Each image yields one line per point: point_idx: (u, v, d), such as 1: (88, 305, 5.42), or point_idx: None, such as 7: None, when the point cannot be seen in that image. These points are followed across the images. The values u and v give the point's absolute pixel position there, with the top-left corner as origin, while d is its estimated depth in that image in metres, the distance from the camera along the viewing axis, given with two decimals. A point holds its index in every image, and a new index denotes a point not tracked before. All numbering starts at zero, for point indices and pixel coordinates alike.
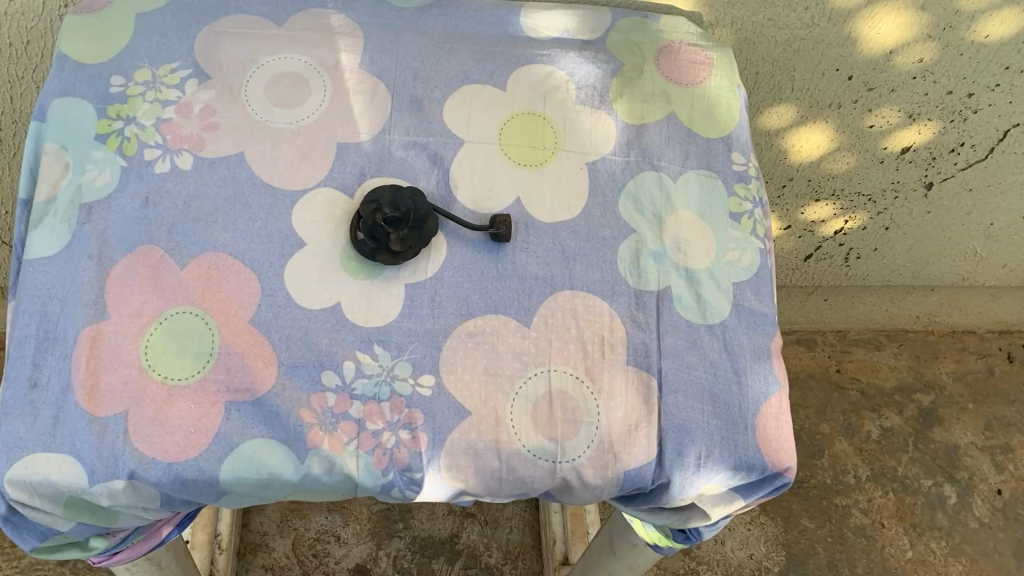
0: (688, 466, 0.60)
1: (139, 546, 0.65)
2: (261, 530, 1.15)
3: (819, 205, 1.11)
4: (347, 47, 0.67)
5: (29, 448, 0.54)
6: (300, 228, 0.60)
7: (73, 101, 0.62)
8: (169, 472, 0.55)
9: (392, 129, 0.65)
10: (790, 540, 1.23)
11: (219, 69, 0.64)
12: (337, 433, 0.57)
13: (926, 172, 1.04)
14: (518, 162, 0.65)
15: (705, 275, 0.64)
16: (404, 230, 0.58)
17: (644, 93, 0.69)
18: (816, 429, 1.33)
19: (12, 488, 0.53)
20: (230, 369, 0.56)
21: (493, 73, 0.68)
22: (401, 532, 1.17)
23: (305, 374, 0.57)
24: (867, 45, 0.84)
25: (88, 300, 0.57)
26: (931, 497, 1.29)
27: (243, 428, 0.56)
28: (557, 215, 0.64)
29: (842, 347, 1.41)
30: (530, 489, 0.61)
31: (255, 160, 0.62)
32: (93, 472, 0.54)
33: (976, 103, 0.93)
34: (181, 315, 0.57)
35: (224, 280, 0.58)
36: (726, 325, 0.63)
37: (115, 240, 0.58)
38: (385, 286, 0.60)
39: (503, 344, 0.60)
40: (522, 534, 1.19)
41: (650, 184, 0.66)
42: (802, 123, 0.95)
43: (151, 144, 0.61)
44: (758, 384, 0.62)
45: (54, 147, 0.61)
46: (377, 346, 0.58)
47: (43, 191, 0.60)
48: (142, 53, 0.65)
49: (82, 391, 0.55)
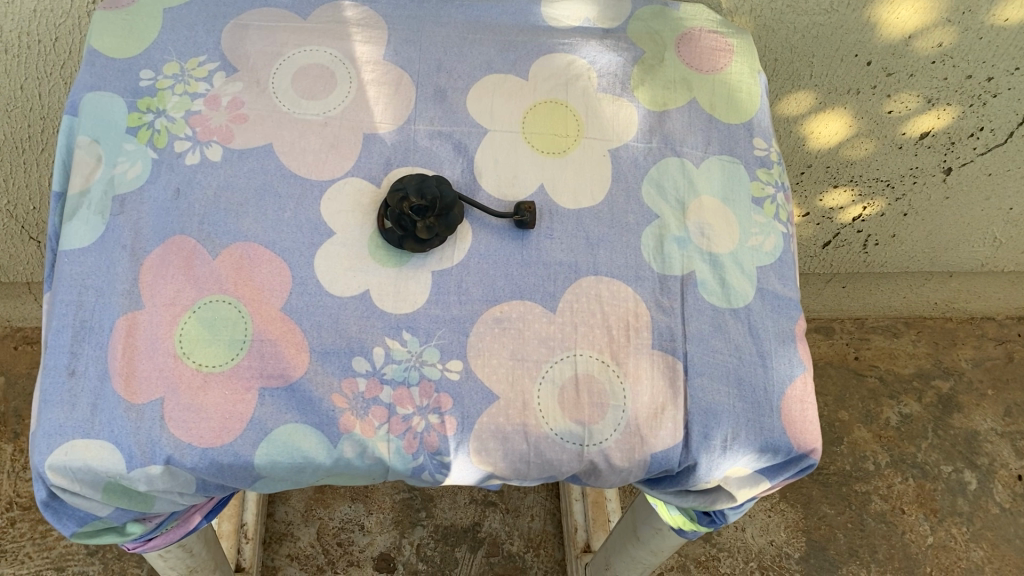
0: (714, 448, 0.61)
1: (173, 532, 0.66)
2: (286, 520, 1.16)
3: (837, 191, 1.11)
4: (371, 38, 0.68)
5: (69, 434, 0.55)
6: (329, 218, 0.61)
7: (105, 96, 0.63)
8: (204, 457, 0.56)
9: (417, 119, 0.66)
10: (810, 527, 1.23)
11: (246, 62, 0.65)
12: (369, 418, 0.58)
13: (945, 157, 1.04)
14: (542, 150, 0.66)
15: (729, 260, 0.64)
16: (430, 218, 0.59)
17: (665, 80, 0.70)
18: (835, 416, 1.33)
19: (53, 474, 0.55)
20: (263, 355, 0.57)
21: (515, 63, 0.68)
22: (424, 521, 1.18)
23: (336, 360, 0.58)
24: (887, 30, 0.84)
25: (123, 289, 0.58)
26: (952, 482, 1.29)
27: (278, 413, 0.57)
28: (581, 202, 0.65)
29: (860, 335, 1.42)
30: (558, 472, 0.61)
31: (284, 151, 0.63)
32: (131, 457, 0.55)
33: (995, 87, 0.93)
34: (214, 304, 0.58)
35: (255, 269, 0.59)
36: (750, 308, 0.64)
37: (148, 231, 0.59)
38: (413, 273, 0.61)
39: (530, 330, 0.60)
40: (544, 522, 1.20)
41: (673, 171, 0.66)
42: (821, 109, 0.95)
43: (181, 136, 0.62)
44: (783, 367, 0.63)
45: (87, 140, 0.62)
46: (406, 333, 0.59)
47: (77, 183, 0.61)
48: (171, 47, 0.66)
49: (119, 378, 0.56)
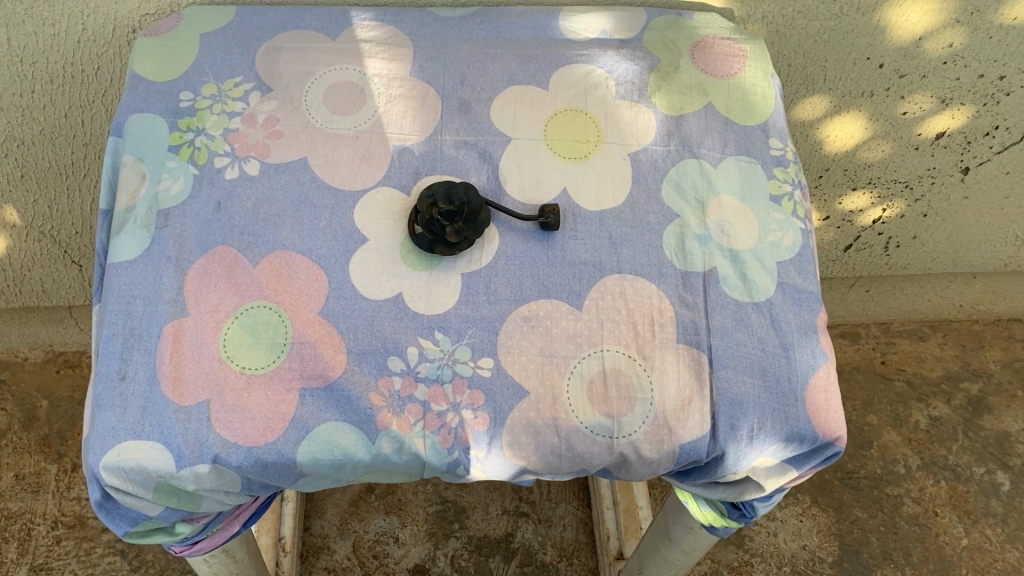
0: (741, 438, 0.62)
1: (218, 535, 0.68)
2: (322, 533, 1.19)
3: (856, 194, 1.13)
4: (397, 56, 0.71)
5: (121, 436, 0.58)
6: (362, 225, 0.64)
7: (147, 117, 0.67)
8: (250, 455, 0.58)
9: (443, 130, 0.68)
10: (843, 530, 1.24)
11: (279, 81, 0.69)
12: (405, 415, 0.60)
13: (962, 157, 1.06)
14: (564, 156, 0.68)
15: (750, 256, 0.66)
16: (459, 223, 0.61)
17: (681, 86, 0.72)
18: (863, 420, 1.33)
19: (108, 474, 0.57)
20: (304, 357, 0.60)
21: (535, 74, 0.71)
22: (458, 532, 1.20)
23: (372, 360, 0.61)
24: (897, 32, 0.86)
25: (170, 298, 0.61)
26: (984, 484, 1.29)
27: (318, 412, 0.60)
28: (603, 204, 0.67)
29: (887, 339, 1.42)
30: (589, 466, 0.63)
31: (318, 163, 0.66)
32: (181, 457, 0.58)
33: (1008, 85, 0.95)
34: (255, 310, 0.61)
35: (293, 276, 0.62)
36: (772, 302, 0.65)
37: (192, 242, 0.62)
38: (443, 275, 0.63)
39: (557, 327, 0.63)
40: (576, 531, 1.21)
41: (692, 172, 0.69)
42: (836, 113, 0.97)
43: (220, 153, 0.65)
44: (806, 357, 0.64)
45: (131, 159, 0.65)
46: (437, 333, 0.62)
47: (123, 200, 0.64)
48: (208, 70, 0.69)
49: (167, 382, 0.59)
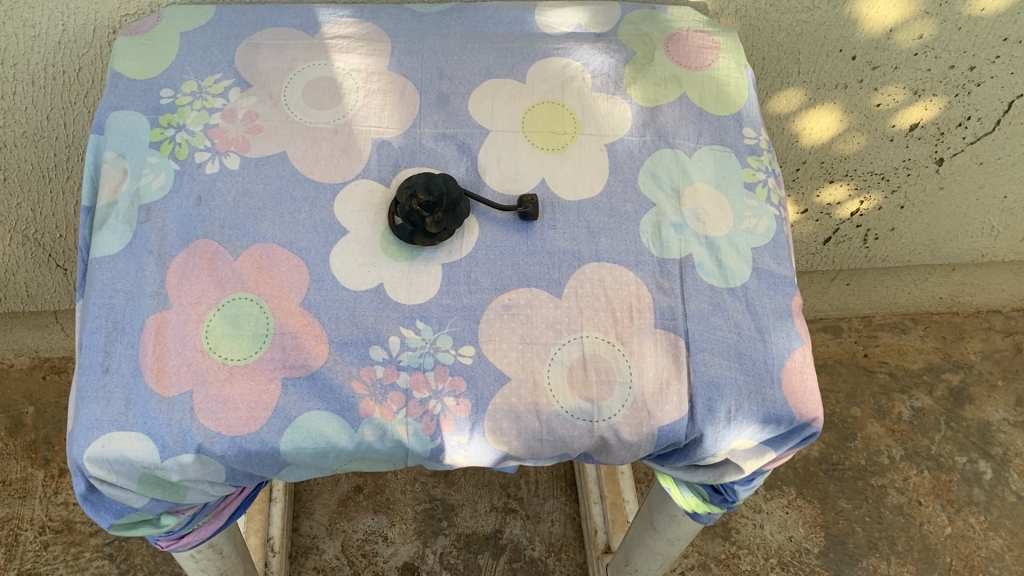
0: (719, 420, 0.63)
1: (204, 529, 0.69)
2: (311, 534, 1.19)
3: (834, 187, 1.14)
4: (375, 51, 0.72)
5: (105, 427, 0.58)
6: (343, 218, 0.65)
7: (129, 113, 0.67)
8: (233, 445, 0.59)
9: (422, 123, 0.69)
10: (829, 521, 1.25)
11: (258, 77, 0.70)
12: (387, 403, 0.61)
13: (936, 148, 1.07)
14: (541, 147, 0.69)
15: (725, 242, 0.67)
16: (438, 214, 0.62)
17: (656, 77, 0.73)
18: (847, 412, 1.35)
19: (92, 466, 0.58)
20: (285, 347, 0.61)
21: (512, 68, 0.72)
22: (446, 530, 1.20)
23: (354, 350, 0.61)
24: (868, 25, 0.87)
25: (152, 291, 0.61)
26: (967, 473, 1.30)
27: (301, 401, 0.60)
28: (581, 193, 0.68)
29: (869, 332, 1.44)
30: (570, 450, 0.64)
31: (297, 158, 0.66)
32: (165, 447, 0.58)
33: (978, 76, 0.96)
34: (237, 302, 0.61)
35: (275, 268, 0.63)
36: (747, 287, 0.66)
37: (173, 236, 0.63)
38: (424, 266, 0.64)
39: (537, 315, 0.64)
40: (564, 527, 1.21)
41: (668, 162, 0.70)
42: (811, 105, 0.98)
43: (200, 148, 0.66)
44: (782, 341, 0.66)
45: (113, 155, 0.66)
46: (419, 322, 0.63)
47: (105, 196, 0.65)
48: (188, 67, 0.70)
49: (150, 373, 0.59)
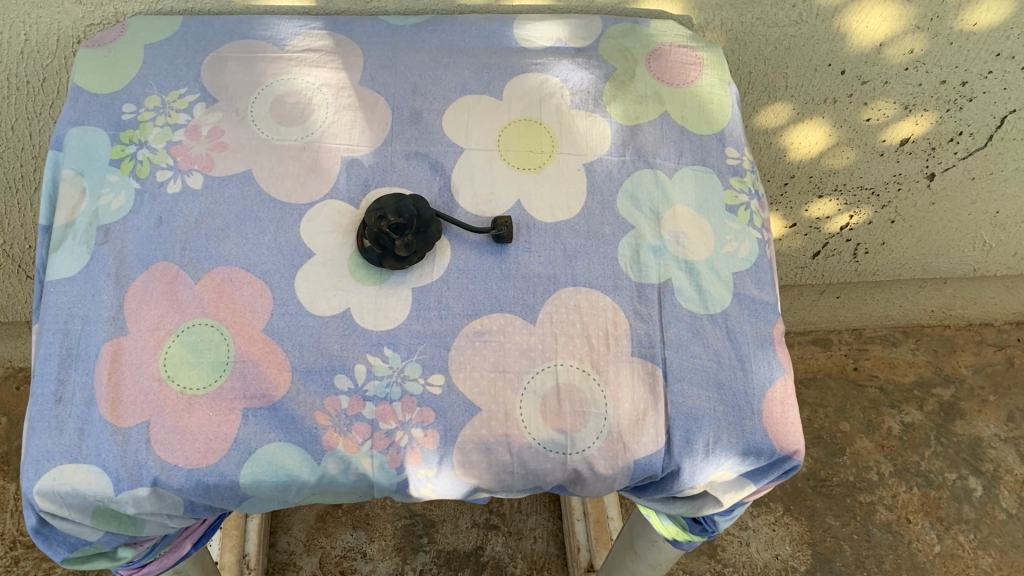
0: (697, 453, 0.61)
1: (166, 559, 0.66)
2: (288, 550, 1.17)
3: (823, 202, 1.12)
4: (347, 65, 0.70)
5: (57, 460, 0.56)
6: (310, 240, 0.63)
7: (89, 129, 0.65)
8: (191, 478, 0.57)
9: (394, 140, 0.67)
10: (816, 539, 1.23)
11: (225, 92, 0.67)
12: (352, 435, 0.59)
13: (927, 163, 1.05)
14: (517, 166, 0.67)
15: (705, 267, 0.65)
16: (408, 236, 0.60)
17: (637, 95, 0.71)
18: (836, 427, 1.33)
19: (42, 500, 0.56)
20: (246, 376, 0.58)
21: (489, 84, 0.70)
22: (426, 546, 1.18)
23: (319, 378, 0.59)
24: (858, 39, 0.85)
25: (109, 316, 0.59)
26: (957, 490, 1.28)
27: (262, 432, 0.58)
28: (558, 215, 0.66)
29: (859, 345, 1.42)
30: (543, 482, 0.62)
31: (263, 177, 0.64)
32: (119, 480, 0.56)
33: (970, 91, 0.94)
34: (197, 328, 0.59)
35: (237, 292, 0.60)
36: (728, 313, 0.64)
37: (132, 258, 0.61)
38: (393, 290, 0.62)
39: (510, 341, 0.61)
40: (547, 544, 1.19)
41: (648, 182, 0.68)
42: (799, 120, 0.96)
43: (163, 166, 0.64)
44: (762, 370, 0.63)
45: (72, 173, 0.64)
46: (387, 349, 0.60)
47: (62, 216, 0.62)
48: (152, 81, 0.68)
49: (105, 403, 0.57)
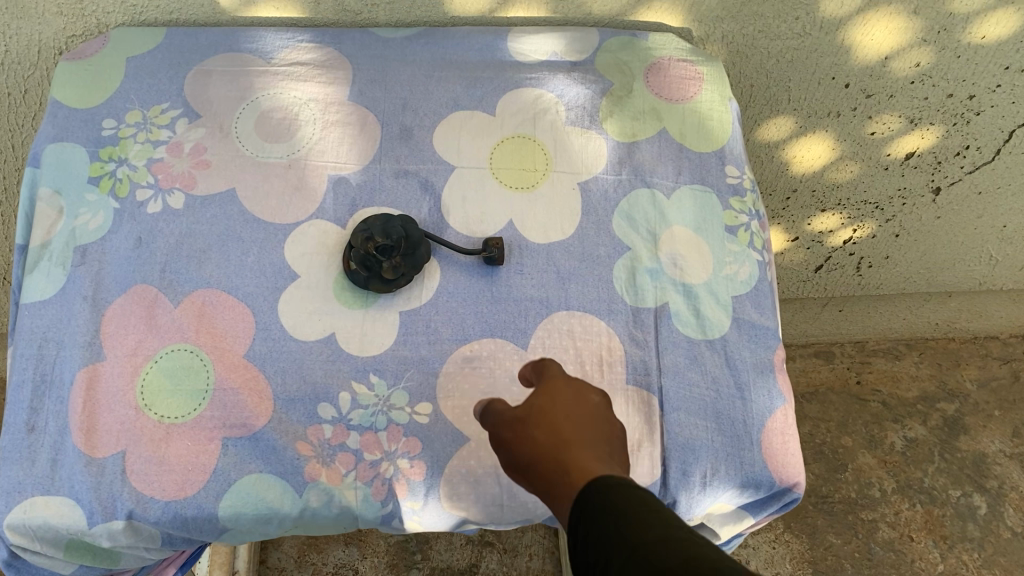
0: (693, 485, 0.59)
1: None
2: (279, 566, 1.15)
3: (826, 215, 1.10)
4: (335, 79, 0.67)
5: (28, 492, 0.54)
6: (294, 262, 0.61)
7: (68, 145, 0.63)
8: (168, 511, 0.55)
9: (383, 158, 0.65)
10: (817, 557, 1.21)
11: (209, 107, 0.65)
12: (335, 465, 0.57)
13: (932, 177, 1.03)
14: (510, 185, 0.65)
15: (704, 290, 0.63)
16: (395, 258, 0.58)
17: (634, 111, 0.69)
18: (838, 442, 1.31)
19: (13, 533, 0.54)
20: (226, 405, 0.56)
21: (481, 99, 0.68)
22: (420, 563, 1.16)
23: (302, 407, 0.57)
24: (862, 52, 0.83)
25: (84, 341, 0.57)
26: (960, 507, 1.26)
27: (242, 463, 0.56)
28: (551, 236, 0.64)
29: (862, 358, 1.40)
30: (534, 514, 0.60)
31: (247, 196, 0.62)
32: (92, 513, 0.54)
33: (978, 105, 0.91)
34: (176, 354, 0.57)
35: (217, 316, 0.58)
36: (726, 339, 0.62)
37: (110, 281, 0.59)
38: (380, 314, 0.60)
39: (501, 368, 0.59)
40: (542, 561, 1.17)
41: (645, 202, 0.65)
42: (802, 133, 0.94)
43: (143, 184, 0.62)
44: (762, 399, 0.61)
45: (49, 191, 0.62)
46: (373, 376, 0.58)
47: (38, 236, 0.60)
48: (133, 95, 0.65)
49: (79, 433, 0.55)
